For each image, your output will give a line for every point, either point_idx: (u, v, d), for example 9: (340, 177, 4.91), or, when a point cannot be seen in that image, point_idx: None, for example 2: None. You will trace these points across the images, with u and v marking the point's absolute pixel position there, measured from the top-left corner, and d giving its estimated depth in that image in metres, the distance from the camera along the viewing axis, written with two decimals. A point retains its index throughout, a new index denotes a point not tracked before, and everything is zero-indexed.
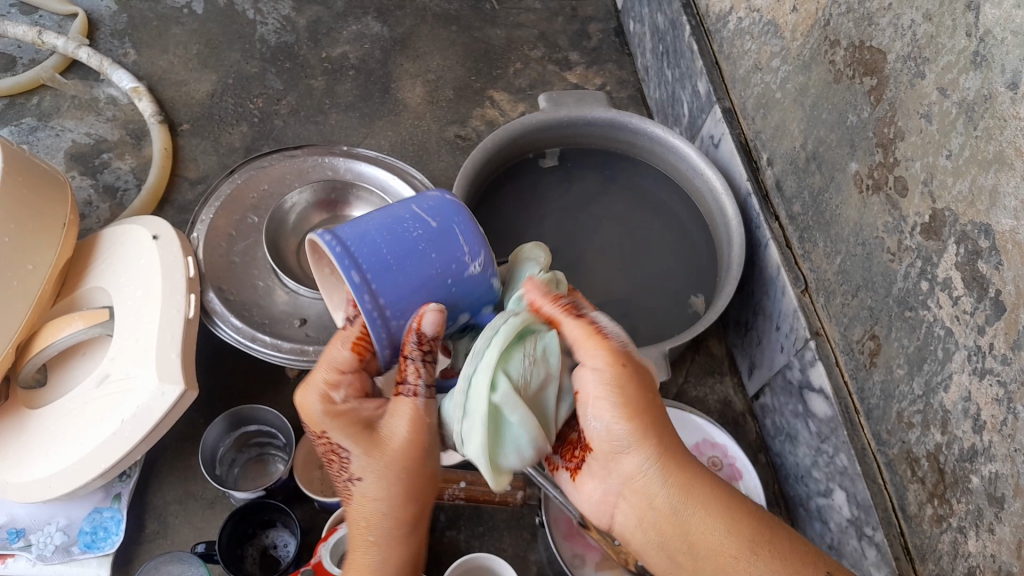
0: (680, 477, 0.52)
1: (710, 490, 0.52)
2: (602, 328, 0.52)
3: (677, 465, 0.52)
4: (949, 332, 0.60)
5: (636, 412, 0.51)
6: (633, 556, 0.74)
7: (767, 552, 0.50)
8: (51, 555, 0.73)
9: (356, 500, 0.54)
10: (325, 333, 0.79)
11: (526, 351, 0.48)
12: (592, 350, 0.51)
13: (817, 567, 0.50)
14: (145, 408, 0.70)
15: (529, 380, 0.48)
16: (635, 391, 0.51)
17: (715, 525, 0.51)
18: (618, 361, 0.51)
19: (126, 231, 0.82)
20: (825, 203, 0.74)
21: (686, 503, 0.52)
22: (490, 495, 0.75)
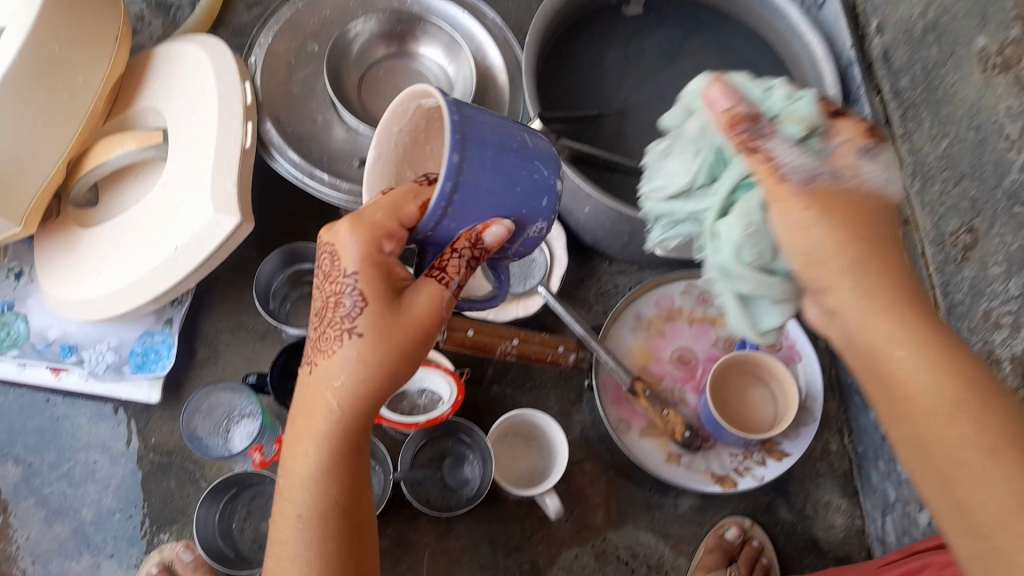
0: (893, 307, 0.39)
1: (930, 326, 0.38)
2: (775, 158, 0.40)
3: (894, 300, 0.39)
4: None
5: (826, 259, 0.39)
6: (680, 427, 0.73)
7: (976, 412, 0.36)
8: (103, 373, 0.73)
9: (334, 357, 0.46)
10: None
11: (746, 227, 0.42)
12: (774, 193, 0.40)
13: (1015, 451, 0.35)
14: (200, 236, 0.68)
15: (761, 256, 0.42)
16: (825, 248, 0.39)
17: (919, 372, 0.38)
18: (800, 207, 0.39)
19: (180, 50, 0.77)
20: (938, 79, 0.67)
21: (888, 341, 0.39)
22: (544, 354, 0.74)
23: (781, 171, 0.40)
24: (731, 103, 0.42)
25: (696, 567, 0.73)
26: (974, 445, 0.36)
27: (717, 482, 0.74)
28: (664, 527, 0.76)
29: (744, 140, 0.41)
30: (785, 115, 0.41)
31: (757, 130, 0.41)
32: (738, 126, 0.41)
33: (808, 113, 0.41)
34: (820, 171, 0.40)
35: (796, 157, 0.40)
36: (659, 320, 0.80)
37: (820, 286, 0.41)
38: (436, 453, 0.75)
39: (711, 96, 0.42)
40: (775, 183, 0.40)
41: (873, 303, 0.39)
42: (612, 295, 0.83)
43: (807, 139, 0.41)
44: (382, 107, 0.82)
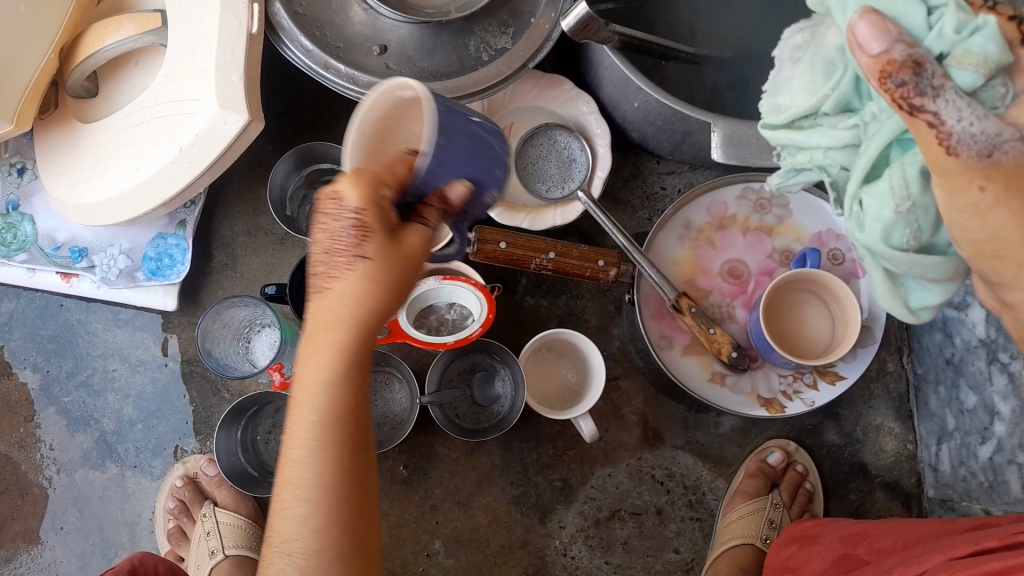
0: None
1: None
2: (943, 128, 0.31)
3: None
4: None
5: (1007, 252, 0.34)
6: (726, 348, 0.67)
7: None
8: (116, 280, 0.69)
9: (339, 294, 0.38)
10: (408, 67, 0.66)
11: (898, 206, 0.35)
12: (940, 168, 0.33)
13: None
14: (205, 136, 0.62)
15: (917, 235, 0.36)
16: (1010, 235, 0.33)
17: None
18: (975, 185, 0.32)
19: None
20: None
21: None
22: (582, 269, 0.69)
23: (952, 143, 0.32)
24: (886, 46, 0.32)
25: (735, 492, 0.70)
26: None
27: (763, 406, 0.70)
28: (703, 447, 0.73)
29: (902, 95, 0.32)
30: (956, 54, 0.32)
31: (918, 84, 0.32)
32: (893, 76, 0.32)
33: (993, 55, 0.32)
34: (1007, 137, 0.31)
35: (977, 123, 0.31)
36: (710, 229, 0.74)
37: (1005, 277, 0.35)
38: (466, 367, 0.71)
39: (858, 37, 0.33)
40: (942, 157, 0.32)
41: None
42: (661, 199, 0.77)
43: (981, 90, 0.33)
44: None
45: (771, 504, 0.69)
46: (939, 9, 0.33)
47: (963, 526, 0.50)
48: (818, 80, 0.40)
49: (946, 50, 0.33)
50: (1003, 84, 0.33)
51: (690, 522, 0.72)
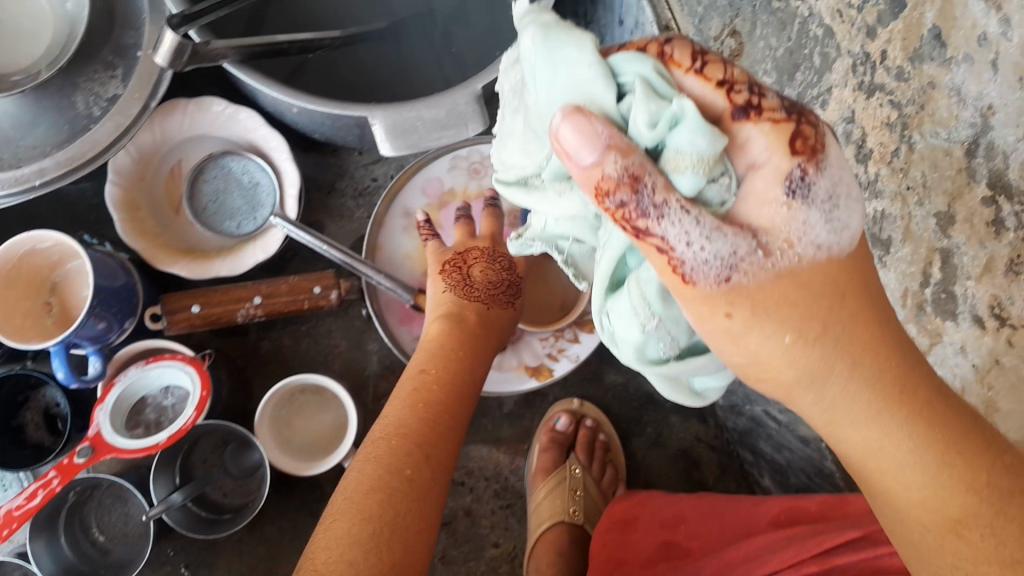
0: (870, 410, 0.29)
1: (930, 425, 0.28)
2: (672, 252, 0.27)
3: (879, 379, 0.29)
4: (830, 32, 0.45)
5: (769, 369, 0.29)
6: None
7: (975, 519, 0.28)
8: None
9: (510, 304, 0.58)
10: (10, 151, 0.55)
11: (650, 323, 0.31)
12: (683, 296, 0.29)
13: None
14: None
15: (675, 342, 0.32)
16: (768, 357, 0.29)
17: (907, 484, 0.29)
18: (720, 312, 0.29)
19: None
20: None
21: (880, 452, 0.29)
22: (296, 303, 0.63)
23: (686, 270, 0.28)
24: (597, 157, 0.27)
25: (535, 471, 0.68)
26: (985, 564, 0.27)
27: (533, 375, 0.67)
28: (493, 433, 0.71)
29: (625, 216, 0.27)
30: (670, 158, 0.27)
31: (639, 205, 0.27)
32: (610, 196, 0.27)
33: (711, 153, 0.27)
34: (740, 253, 0.28)
35: (707, 245, 0.27)
36: (433, 211, 0.68)
37: (782, 392, 0.31)
38: (216, 442, 0.65)
39: (566, 144, 0.27)
40: (679, 283, 0.28)
41: (858, 397, 0.29)
42: (374, 193, 0.71)
43: (703, 189, 0.28)
44: None
45: (570, 472, 0.67)
46: (629, 92, 0.29)
47: (767, 518, 0.51)
48: (534, 142, 0.33)
49: (657, 143, 0.28)
50: (724, 175, 0.28)
51: (500, 512, 0.70)
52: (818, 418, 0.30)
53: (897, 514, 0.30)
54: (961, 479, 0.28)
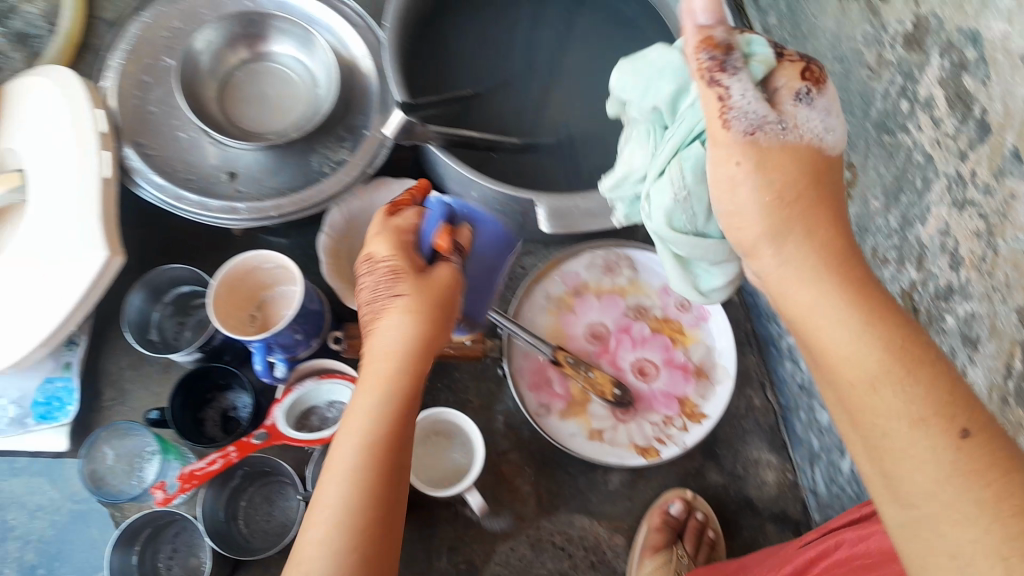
0: (814, 270, 0.38)
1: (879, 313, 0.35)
2: (727, 99, 0.39)
3: (831, 256, 0.38)
4: (930, 159, 0.55)
5: (751, 221, 0.39)
6: (609, 386, 0.73)
7: (899, 380, 0.34)
8: (6, 428, 0.74)
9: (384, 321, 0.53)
10: (258, 187, 0.72)
11: (680, 194, 0.44)
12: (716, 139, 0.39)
13: (954, 415, 0.33)
14: (70, 272, 0.68)
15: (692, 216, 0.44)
16: (750, 211, 0.39)
17: (840, 344, 0.36)
18: (733, 160, 0.39)
19: (30, 84, 0.73)
20: (801, 13, 0.66)
21: (823, 304, 0.37)
22: (447, 351, 0.76)
23: (729, 116, 0.39)
24: (709, 21, 0.40)
25: (643, 547, 0.73)
26: (892, 417, 0.34)
27: (641, 454, 0.73)
28: (596, 506, 0.76)
29: (710, 67, 0.40)
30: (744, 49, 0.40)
31: (725, 61, 0.39)
32: (705, 50, 0.40)
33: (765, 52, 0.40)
34: (767, 119, 0.38)
35: (751, 103, 0.38)
36: (569, 298, 0.79)
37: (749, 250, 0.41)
38: None
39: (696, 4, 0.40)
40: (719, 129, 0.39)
41: (811, 267, 0.38)
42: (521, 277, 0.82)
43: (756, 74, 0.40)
44: (249, 113, 0.74)
45: (678, 556, 0.71)
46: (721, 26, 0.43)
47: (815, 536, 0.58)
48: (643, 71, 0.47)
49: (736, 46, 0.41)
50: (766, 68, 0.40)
51: None
52: (774, 278, 0.39)
53: (833, 383, 0.37)
54: (882, 344, 0.35)
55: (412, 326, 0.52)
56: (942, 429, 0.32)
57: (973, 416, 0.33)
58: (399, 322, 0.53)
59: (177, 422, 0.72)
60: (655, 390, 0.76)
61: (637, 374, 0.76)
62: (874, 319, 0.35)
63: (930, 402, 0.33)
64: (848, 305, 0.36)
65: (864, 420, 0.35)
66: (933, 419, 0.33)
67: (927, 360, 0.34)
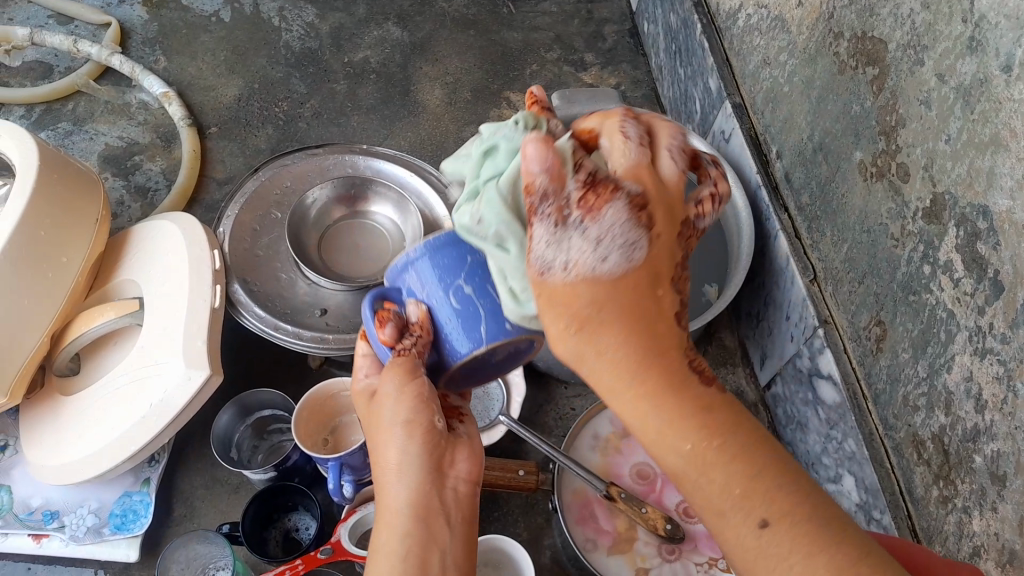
0: (631, 364, 0.41)
1: (692, 406, 0.41)
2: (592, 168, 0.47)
3: (637, 359, 0.41)
4: (951, 314, 0.62)
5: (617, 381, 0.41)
6: (661, 521, 0.77)
7: (737, 461, 0.40)
8: (83, 536, 0.76)
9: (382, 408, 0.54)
10: (346, 322, 0.80)
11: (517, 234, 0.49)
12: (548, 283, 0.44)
13: (756, 506, 0.39)
14: (173, 392, 0.72)
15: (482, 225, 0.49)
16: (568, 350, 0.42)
17: (687, 466, 0.40)
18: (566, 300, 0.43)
19: (155, 227, 0.83)
20: (831, 191, 0.77)
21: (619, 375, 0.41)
22: (502, 478, 0.80)
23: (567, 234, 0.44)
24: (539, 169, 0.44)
25: None
26: (723, 496, 0.40)
27: None
28: None
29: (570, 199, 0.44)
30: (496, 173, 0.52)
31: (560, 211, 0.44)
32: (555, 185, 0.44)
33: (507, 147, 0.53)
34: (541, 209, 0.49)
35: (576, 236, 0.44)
36: (616, 438, 0.85)
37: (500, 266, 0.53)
38: None
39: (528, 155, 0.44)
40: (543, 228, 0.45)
41: (611, 368, 0.41)
42: (571, 418, 0.89)
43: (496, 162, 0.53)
44: (342, 259, 0.85)
45: None
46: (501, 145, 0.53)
47: None
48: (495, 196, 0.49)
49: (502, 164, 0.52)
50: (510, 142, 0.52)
51: None
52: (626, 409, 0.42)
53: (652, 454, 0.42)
54: (675, 416, 0.41)
55: (412, 464, 0.52)
56: (746, 517, 0.39)
57: (786, 514, 0.39)
58: (393, 424, 0.53)
59: (245, 535, 0.74)
60: (698, 531, 0.79)
61: (680, 514, 0.80)
62: (699, 414, 0.41)
63: (738, 496, 0.39)
64: (636, 384, 0.41)
65: (698, 498, 0.41)
66: (737, 510, 0.39)
67: (756, 462, 0.40)
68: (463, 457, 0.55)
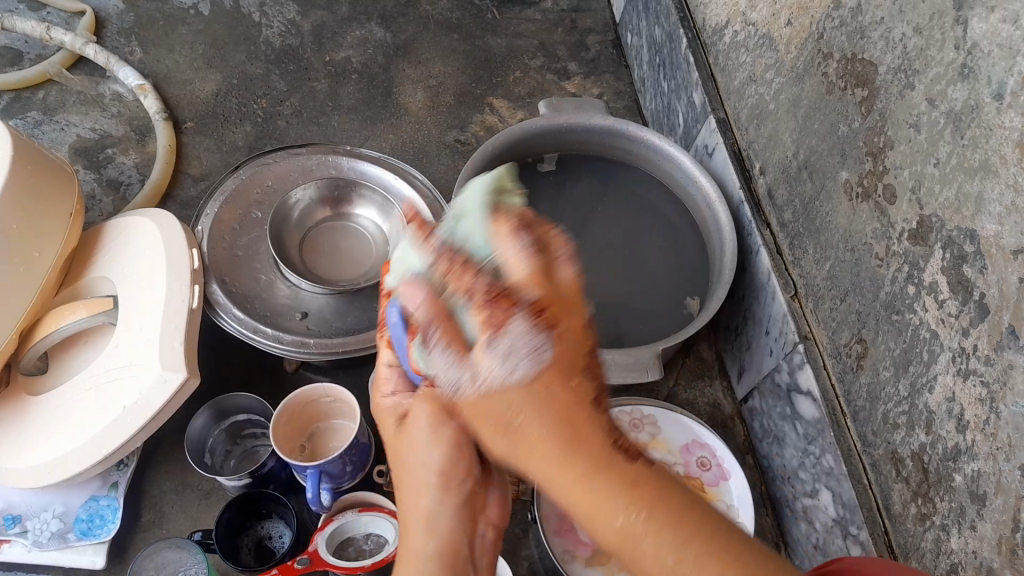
0: (561, 444, 0.42)
1: (619, 473, 0.41)
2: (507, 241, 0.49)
3: (558, 415, 0.42)
4: (935, 334, 0.63)
5: (520, 435, 0.43)
6: None
7: (663, 524, 0.40)
8: (47, 541, 0.73)
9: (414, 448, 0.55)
10: (326, 326, 0.79)
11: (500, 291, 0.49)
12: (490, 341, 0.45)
13: (700, 550, 0.40)
14: (147, 394, 0.70)
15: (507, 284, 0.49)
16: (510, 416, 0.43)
17: (634, 524, 0.40)
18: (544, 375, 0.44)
19: (130, 223, 0.81)
20: (816, 209, 0.78)
21: (556, 472, 0.41)
22: None
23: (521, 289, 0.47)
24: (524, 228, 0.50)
25: None
26: (615, 514, 0.40)
27: None
28: None
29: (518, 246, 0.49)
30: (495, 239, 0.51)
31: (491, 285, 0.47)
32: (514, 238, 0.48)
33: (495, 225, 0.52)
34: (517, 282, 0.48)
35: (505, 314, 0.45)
36: None
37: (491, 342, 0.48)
38: None
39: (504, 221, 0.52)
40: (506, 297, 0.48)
41: (550, 467, 0.41)
42: None
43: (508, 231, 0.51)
44: (323, 263, 0.83)
45: None
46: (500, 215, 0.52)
47: None
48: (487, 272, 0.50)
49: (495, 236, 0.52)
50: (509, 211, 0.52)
51: None
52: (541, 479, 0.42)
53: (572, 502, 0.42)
54: (619, 485, 0.41)
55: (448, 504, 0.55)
56: (649, 530, 0.40)
57: (693, 529, 0.40)
58: (425, 448, 0.54)
59: (219, 543, 0.72)
60: None
61: None
62: (629, 484, 0.41)
63: (646, 517, 0.40)
64: (550, 429, 0.42)
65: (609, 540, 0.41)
66: (630, 525, 0.40)
67: (681, 524, 0.40)
68: (493, 501, 0.59)
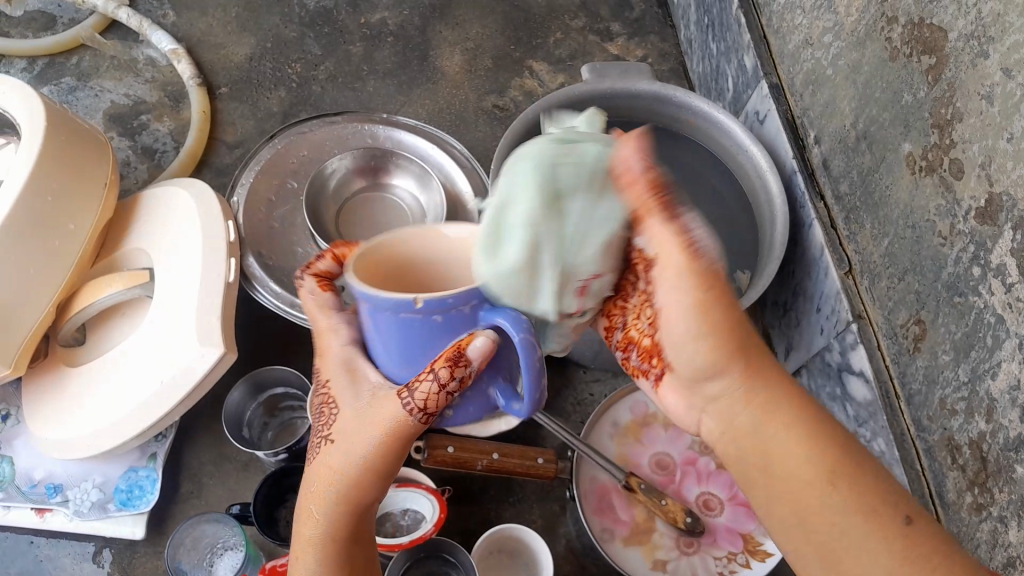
0: (772, 406, 0.50)
1: (803, 414, 0.50)
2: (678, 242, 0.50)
3: (780, 391, 0.50)
4: (1000, 319, 0.60)
5: (732, 412, 0.51)
6: (681, 514, 0.75)
7: (860, 488, 0.47)
8: (87, 511, 0.74)
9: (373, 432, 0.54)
10: None
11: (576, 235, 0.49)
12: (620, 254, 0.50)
13: (895, 511, 0.46)
14: (185, 370, 0.69)
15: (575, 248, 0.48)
16: (737, 410, 0.51)
17: (846, 514, 0.46)
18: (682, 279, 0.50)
19: (165, 195, 0.80)
20: (874, 183, 0.74)
21: (768, 420, 0.50)
22: (522, 466, 0.78)
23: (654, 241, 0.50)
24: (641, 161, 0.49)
25: None
26: (851, 512, 0.46)
27: None
28: None
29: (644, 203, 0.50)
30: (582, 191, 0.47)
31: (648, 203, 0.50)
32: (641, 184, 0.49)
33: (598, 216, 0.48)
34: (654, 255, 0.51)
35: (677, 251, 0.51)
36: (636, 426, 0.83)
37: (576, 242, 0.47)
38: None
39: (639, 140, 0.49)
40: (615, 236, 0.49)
41: (758, 400, 0.50)
42: (589, 406, 0.87)
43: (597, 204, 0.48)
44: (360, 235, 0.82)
45: None
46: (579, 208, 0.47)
47: None
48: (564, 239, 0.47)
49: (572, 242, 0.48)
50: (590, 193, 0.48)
51: None
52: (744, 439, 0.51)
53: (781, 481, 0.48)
54: (806, 439, 0.48)
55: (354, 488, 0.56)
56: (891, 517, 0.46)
57: (922, 522, 0.46)
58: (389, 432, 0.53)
59: (255, 514, 0.71)
60: (718, 525, 0.77)
61: (700, 506, 0.79)
62: (818, 433, 0.49)
63: (874, 502, 0.46)
64: (801, 419, 0.49)
65: (812, 518, 0.47)
66: (886, 514, 0.46)
67: (867, 487, 0.47)
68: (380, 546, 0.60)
